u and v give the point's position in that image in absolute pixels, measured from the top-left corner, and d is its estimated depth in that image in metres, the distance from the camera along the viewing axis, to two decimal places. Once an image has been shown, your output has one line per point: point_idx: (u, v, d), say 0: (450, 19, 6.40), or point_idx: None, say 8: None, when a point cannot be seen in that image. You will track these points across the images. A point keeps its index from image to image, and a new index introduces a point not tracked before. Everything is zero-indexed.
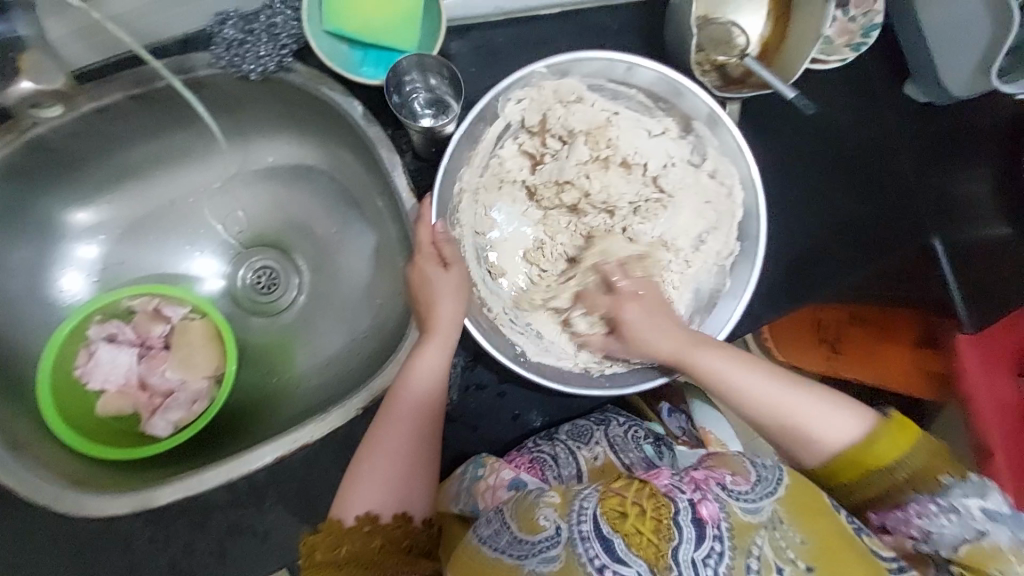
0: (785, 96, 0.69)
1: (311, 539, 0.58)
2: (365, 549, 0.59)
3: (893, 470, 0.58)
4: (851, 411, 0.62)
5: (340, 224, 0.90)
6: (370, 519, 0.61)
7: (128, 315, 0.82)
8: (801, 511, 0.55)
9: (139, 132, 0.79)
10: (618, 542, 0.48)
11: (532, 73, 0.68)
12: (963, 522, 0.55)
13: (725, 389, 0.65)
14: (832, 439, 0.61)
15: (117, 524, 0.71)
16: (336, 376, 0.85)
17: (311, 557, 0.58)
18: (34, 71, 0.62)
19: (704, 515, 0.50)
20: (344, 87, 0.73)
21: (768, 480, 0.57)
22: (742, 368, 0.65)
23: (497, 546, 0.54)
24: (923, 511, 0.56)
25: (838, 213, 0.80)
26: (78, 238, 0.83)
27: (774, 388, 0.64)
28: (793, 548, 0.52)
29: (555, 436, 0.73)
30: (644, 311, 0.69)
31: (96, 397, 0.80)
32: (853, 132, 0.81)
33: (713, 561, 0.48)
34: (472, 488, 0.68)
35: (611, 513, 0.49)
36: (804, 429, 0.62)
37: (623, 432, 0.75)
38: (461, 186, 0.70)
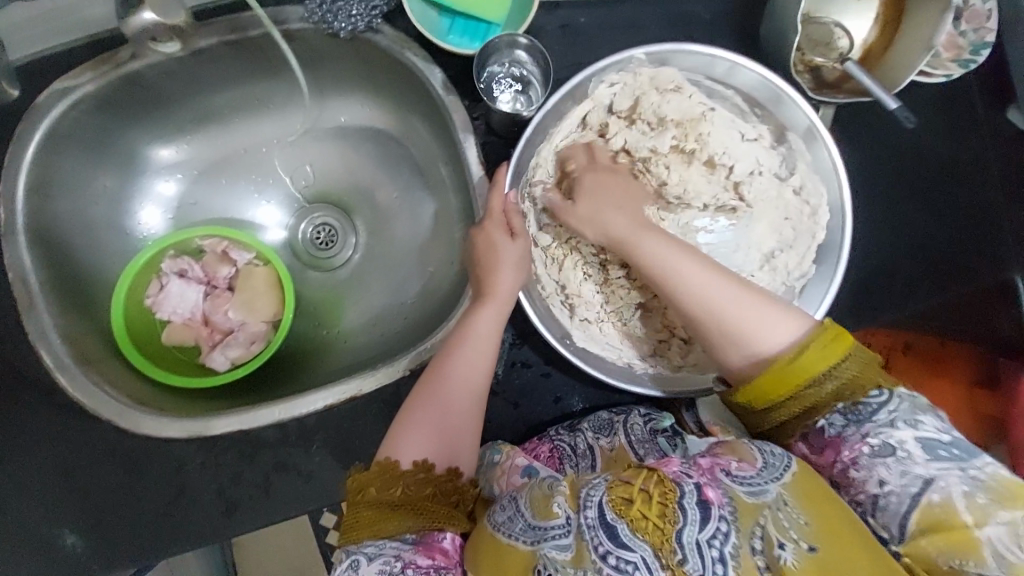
0: (886, 106, 0.66)
1: (362, 475, 0.57)
2: (416, 495, 0.58)
3: (827, 378, 0.57)
4: (792, 314, 0.61)
5: (403, 189, 0.92)
6: (425, 467, 0.59)
7: (197, 254, 0.87)
8: (811, 496, 0.51)
9: (226, 79, 0.82)
10: (622, 528, 0.47)
11: (632, 57, 0.68)
12: (903, 470, 0.53)
13: (652, 274, 0.63)
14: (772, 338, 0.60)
15: (174, 445, 0.76)
16: (384, 336, 0.88)
17: (362, 493, 0.57)
18: (160, 4, 0.66)
19: (710, 497, 0.49)
20: (427, 53, 0.74)
21: (774, 465, 0.53)
22: (679, 255, 0.64)
23: (511, 530, 0.53)
24: (857, 455, 0.55)
25: (916, 235, 0.77)
26: (158, 174, 0.87)
27: (716, 284, 0.62)
28: (796, 528, 0.49)
29: (576, 427, 0.73)
30: (598, 183, 0.68)
31: (163, 326, 0.85)
32: (945, 152, 0.77)
33: (719, 542, 0.47)
34: (489, 472, 0.68)
35: (618, 500, 0.49)
36: (740, 330, 0.60)
37: (643, 424, 0.73)
38: (538, 160, 0.71)
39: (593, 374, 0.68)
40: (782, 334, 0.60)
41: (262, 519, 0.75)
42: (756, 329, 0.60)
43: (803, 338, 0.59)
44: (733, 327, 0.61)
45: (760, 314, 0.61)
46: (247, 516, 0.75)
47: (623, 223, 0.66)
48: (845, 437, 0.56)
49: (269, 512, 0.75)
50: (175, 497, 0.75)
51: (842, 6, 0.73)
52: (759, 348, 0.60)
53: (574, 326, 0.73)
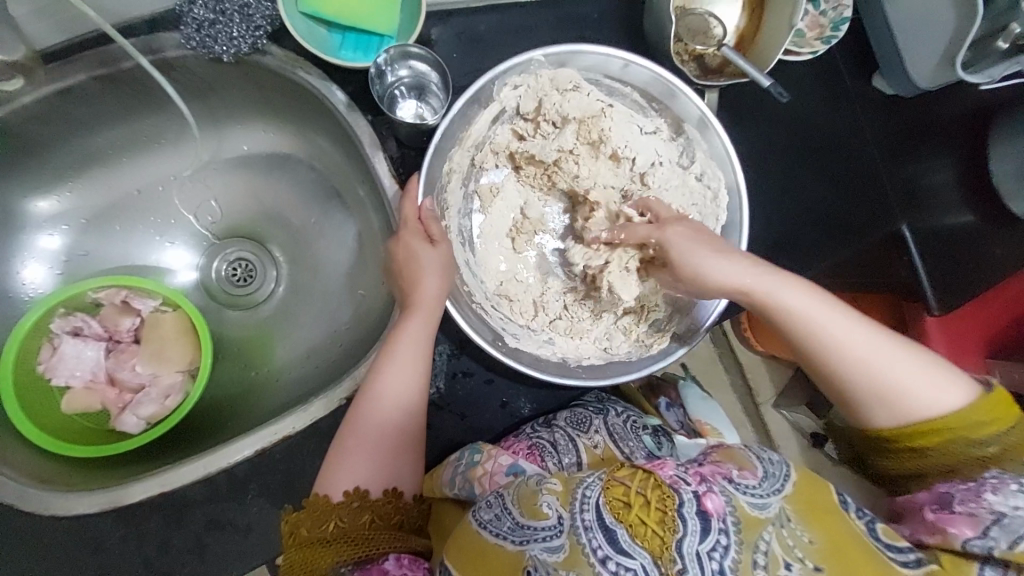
0: (760, 84, 0.71)
1: (293, 517, 0.53)
2: (354, 524, 0.54)
3: (984, 441, 0.56)
4: (946, 376, 0.60)
5: (319, 213, 0.88)
6: (360, 494, 0.56)
7: (93, 308, 0.79)
8: (808, 506, 0.53)
9: (104, 117, 0.76)
10: (621, 533, 0.47)
11: (531, 60, 0.68)
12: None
13: (791, 326, 0.62)
14: (922, 402, 0.59)
15: (88, 523, 0.68)
16: (316, 368, 0.84)
17: (295, 536, 0.52)
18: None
19: (710, 508, 0.48)
20: (322, 70, 0.72)
21: (775, 475, 0.55)
22: (835, 314, 0.62)
23: (497, 530, 0.55)
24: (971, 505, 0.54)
25: (812, 200, 0.82)
26: (39, 228, 0.79)
27: (871, 341, 0.61)
28: (801, 546, 0.50)
29: (553, 423, 0.72)
30: (694, 239, 0.65)
31: (61, 394, 0.76)
32: (826, 122, 0.84)
33: (719, 555, 0.47)
34: (468, 474, 0.66)
35: (615, 503, 0.48)
36: (895, 385, 0.59)
37: (622, 422, 0.75)
38: (451, 166, 0.70)
39: (522, 370, 0.67)
40: (932, 397, 0.59)
41: None
42: (903, 389, 0.59)
43: (959, 403, 0.58)
44: (880, 383, 0.60)
45: (908, 375, 0.60)
46: None
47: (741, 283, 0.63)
48: (987, 479, 0.53)
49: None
50: None
51: None
52: (896, 401, 0.60)
53: (505, 329, 0.72)
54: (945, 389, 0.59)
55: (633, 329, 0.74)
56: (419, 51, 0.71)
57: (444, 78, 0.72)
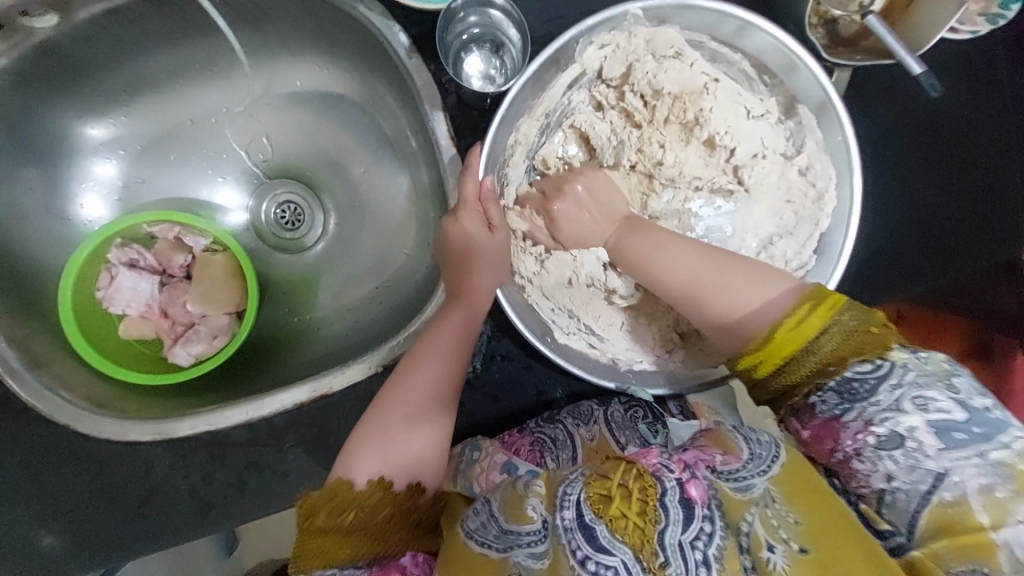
0: (910, 71, 0.57)
1: (311, 497, 0.52)
2: (373, 518, 0.53)
3: (811, 351, 0.49)
4: (771, 288, 0.53)
5: (370, 162, 0.84)
6: (382, 485, 0.54)
7: (149, 241, 0.80)
8: (789, 489, 0.47)
9: (159, 40, 0.72)
10: (600, 530, 0.42)
11: (626, 14, 0.58)
12: (912, 464, 0.44)
13: (640, 269, 0.59)
14: (749, 310, 0.52)
15: (142, 448, 0.73)
16: (358, 324, 0.83)
17: (311, 517, 0.51)
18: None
19: (694, 495, 0.44)
20: (384, 7, 0.64)
21: (762, 457, 0.49)
22: (665, 246, 0.58)
23: (485, 539, 0.51)
24: (861, 447, 0.46)
25: (930, 212, 0.70)
26: (96, 153, 0.78)
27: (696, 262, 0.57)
28: (786, 527, 0.45)
29: (555, 417, 0.69)
30: (590, 182, 0.63)
31: (119, 320, 0.79)
32: (968, 116, 0.70)
33: (702, 544, 0.43)
34: (468, 470, 0.62)
35: (596, 498, 0.43)
36: (717, 296, 0.54)
37: (624, 412, 0.69)
38: (517, 137, 0.64)
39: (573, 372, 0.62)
40: (755, 303, 0.52)
41: (238, 518, 0.73)
42: (716, 300, 0.54)
43: (783, 303, 0.51)
44: (703, 294, 0.55)
45: (727, 287, 0.54)
46: (222, 515, 0.73)
47: (606, 229, 0.62)
48: (844, 423, 0.47)
49: (246, 510, 0.73)
50: (147, 500, 0.73)
51: None
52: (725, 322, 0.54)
53: (554, 322, 0.67)
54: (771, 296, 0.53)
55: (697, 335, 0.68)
56: (501, 2, 0.63)
57: (524, 33, 0.63)
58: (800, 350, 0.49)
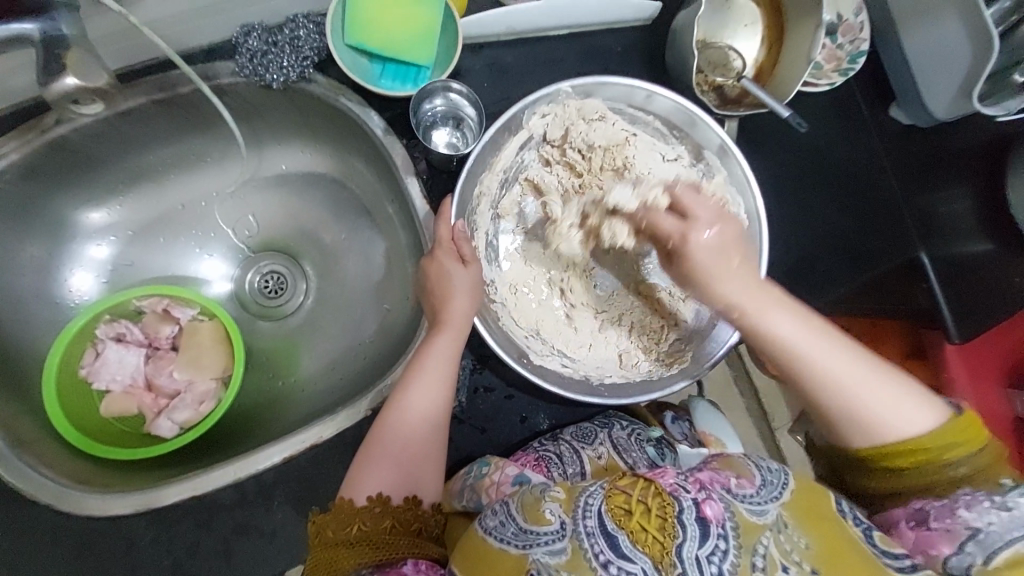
0: (779, 114, 0.74)
1: (320, 517, 0.56)
2: (376, 528, 0.57)
3: (954, 463, 0.56)
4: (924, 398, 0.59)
5: (349, 230, 0.92)
6: (382, 500, 0.59)
7: (137, 316, 0.83)
8: (807, 514, 0.54)
9: (159, 138, 0.81)
10: (622, 539, 0.49)
11: (558, 91, 0.72)
12: (1013, 519, 0.51)
13: (797, 361, 0.59)
14: (903, 425, 0.58)
15: (121, 523, 0.70)
16: (342, 379, 0.86)
17: (321, 535, 0.55)
18: (77, 67, 0.59)
19: (709, 515, 0.50)
20: (362, 97, 0.76)
21: (772, 484, 0.56)
22: (829, 347, 0.59)
23: (502, 535, 0.55)
24: (972, 503, 0.53)
25: (831, 227, 0.85)
26: (88, 239, 0.84)
27: (858, 367, 0.59)
28: (799, 551, 0.51)
29: (559, 436, 0.74)
30: (722, 232, 0.62)
31: (101, 397, 0.80)
32: (842, 150, 0.86)
33: (717, 559, 0.49)
34: (475, 485, 0.68)
35: (617, 511, 0.51)
36: (879, 407, 0.58)
37: (627, 435, 0.75)
38: (481, 189, 0.74)
39: (549, 389, 0.68)
40: (912, 416, 0.58)
41: None
42: (883, 412, 0.58)
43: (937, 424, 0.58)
44: (859, 400, 0.58)
45: (893, 398, 0.59)
46: None
47: (742, 294, 0.61)
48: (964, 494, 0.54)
49: None
50: None
51: (733, 31, 0.81)
52: (885, 434, 0.58)
53: (529, 347, 0.74)
54: (923, 412, 0.58)
55: (654, 348, 0.77)
56: (460, 87, 0.76)
57: (480, 111, 0.77)
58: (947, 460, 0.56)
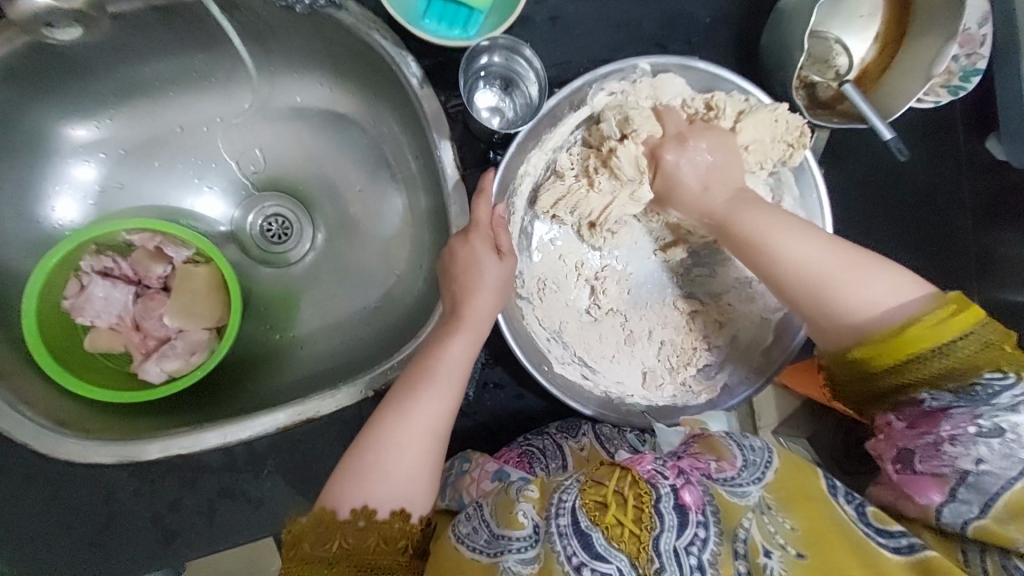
0: (880, 136, 0.63)
1: (297, 526, 0.54)
2: (358, 545, 0.54)
3: (938, 354, 0.50)
4: (905, 283, 0.55)
5: (366, 183, 0.83)
6: (366, 513, 0.54)
7: (125, 249, 0.76)
8: (792, 493, 0.52)
9: (157, 48, 0.70)
10: (596, 537, 0.48)
11: (634, 66, 0.63)
12: (1007, 454, 0.46)
13: (760, 249, 0.59)
14: (881, 314, 0.54)
15: (104, 471, 0.68)
16: (344, 346, 0.81)
17: (297, 546, 0.53)
18: None
19: (687, 501, 0.49)
20: (399, 37, 0.65)
21: (756, 463, 0.55)
22: (793, 234, 0.58)
23: (473, 543, 0.54)
24: (957, 434, 0.48)
25: (896, 262, 0.77)
26: (73, 154, 0.74)
27: (830, 257, 0.57)
28: (783, 534, 0.49)
29: (544, 430, 0.70)
30: (706, 141, 0.61)
31: (85, 332, 0.75)
32: (924, 177, 0.78)
33: (696, 549, 0.48)
34: (457, 482, 0.65)
35: (591, 504, 0.49)
36: (851, 292, 0.55)
37: (612, 428, 0.70)
38: (525, 168, 0.65)
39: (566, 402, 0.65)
40: (887, 302, 0.55)
41: (206, 548, 0.69)
42: (861, 298, 0.55)
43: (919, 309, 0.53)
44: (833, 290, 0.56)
45: (866, 283, 0.56)
46: (190, 546, 0.69)
47: (718, 199, 0.61)
48: (952, 413, 0.49)
49: (216, 540, 0.69)
50: (106, 526, 0.68)
51: (843, 21, 0.69)
52: (859, 323, 0.55)
53: (551, 351, 0.68)
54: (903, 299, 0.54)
55: (681, 370, 0.70)
56: (528, 53, 0.65)
57: (541, 86, 0.65)
58: (927, 350, 0.51)
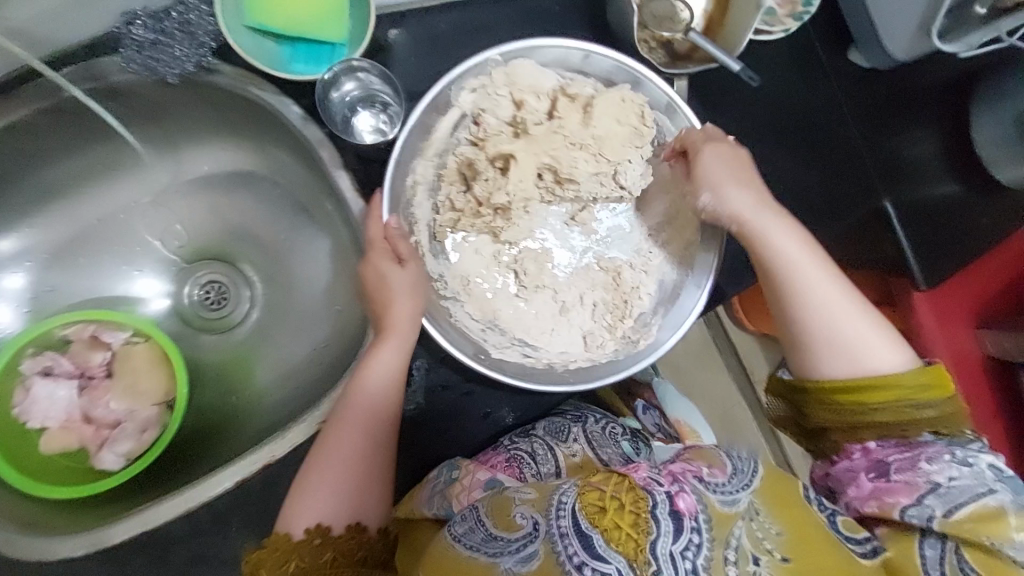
0: (730, 69, 0.68)
1: (257, 555, 0.58)
2: (315, 562, 0.60)
3: (923, 406, 0.61)
4: (897, 349, 0.65)
5: (290, 228, 0.85)
6: (321, 532, 0.61)
7: (63, 346, 0.77)
8: (776, 500, 0.55)
9: (56, 150, 0.73)
10: (596, 539, 0.46)
11: (486, 61, 0.67)
12: (970, 476, 0.57)
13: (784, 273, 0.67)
14: (869, 362, 0.64)
15: (72, 566, 0.67)
16: (300, 387, 0.81)
17: (257, 571, 0.58)
18: None
19: (682, 507, 0.47)
20: (275, 86, 0.69)
21: (744, 471, 0.56)
22: (822, 280, 0.66)
23: (468, 543, 0.56)
24: (933, 456, 0.59)
25: (797, 186, 0.79)
26: (2, 268, 0.77)
27: (840, 299, 0.66)
28: (771, 539, 0.52)
29: (531, 432, 0.72)
30: (721, 154, 0.69)
31: (39, 436, 0.75)
32: (805, 98, 0.81)
33: (692, 554, 0.46)
34: (445, 491, 0.67)
35: (590, 508, 0.47)
36: (843, 343, 0.65)
37: (601, 429, 0.75)
38: (415, 178, 0.69)
39: (506, 381, 0.67)
40: (876, 359, 0.64)
41: None
42: (856, 345, 0.65)
43: (900, 372, 0.63)
44: (836, 331, 0.65)
45: (862, 338, 0.65)
46: None
47: (744, 203, 0.68)
48: (932, 443, 0.60)
49: None
50: None
51: None
52: (851, 367, 0.64)
53: (487, 340, 0.72)
54: (886, 358, 0.64)
55: (618, 326, 0.74)
56: (352, 62, 0.68)
57: (382, 70, 0.70)
58: (909, 397, 0.62)
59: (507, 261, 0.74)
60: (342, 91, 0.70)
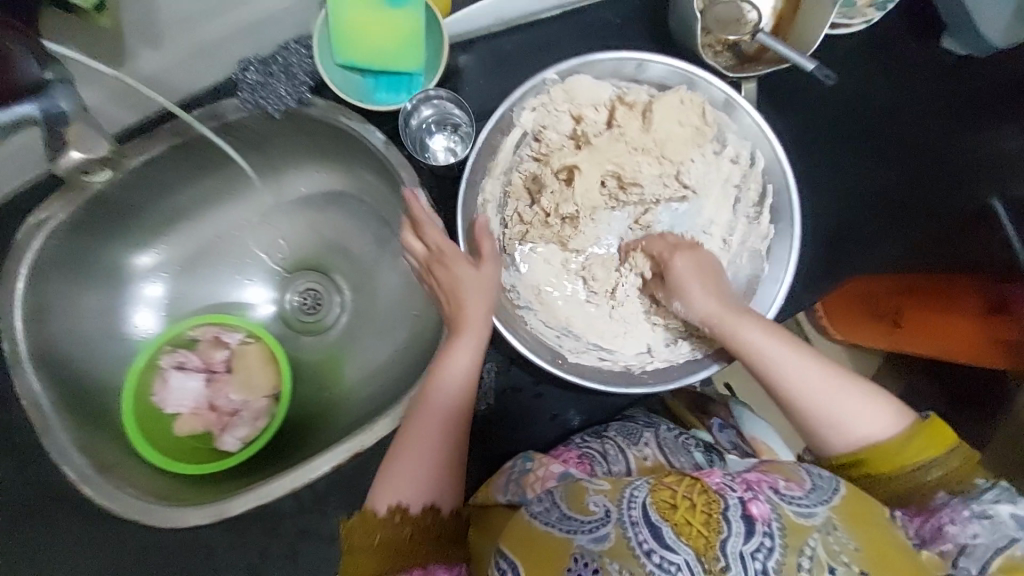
0: (803, 68, 0.67)
1: (350, 524, 0.63)
2: (398, 536, 0.63)
3: (924, 467, 0.61)
4: (891, 410, 0.63)
5: (374, 241, 0.94)
6: (401, 510, 0.64)
7: (191, 344, 0.90)
8: (855, 516, 0.54)
9: (184, 178, 0.86)
10: (666, 530, 0.49)
11: (543, 80, 0.70)
12: (995, 528, 0.54)
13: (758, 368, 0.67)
14: (867, 431, 0.63)
15: (200, 532, 0.79)
16: (385, 384, 0.90)
17: (348, 538, 0.63)
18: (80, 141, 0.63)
19: (754, 513, 0.50)
20: (361, 115, 0.77)
21: (823, 488, 0.56)
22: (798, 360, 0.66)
23: (547, 519, 0.55)
24: (954, 516, 0.57)
25: (878, 186, 0.76)
26: (143, 279, 0.92)
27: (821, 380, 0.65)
28: (847, 552, 0.50)
29: (603, 434, 0.74)
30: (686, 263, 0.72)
31: (173, 419, 0.88)
32: (889, 90, 0.76)
33: (762, 556, 0.48)
34: (520, 479, 0.68)
35: (661, 504, 0.50)
36: (837, 423, 0.63)
37: (673, 438, 0.75)
38: (483, 198, 0.75)
39: (588, 386, 0.70)
40: (873, 428, 0.63)
41: None
42: (852, 417, 0.63)
43: (898, 433, 0.62)
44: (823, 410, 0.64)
45: (853, 407, 0.64)
46: None
47: (708, 304, 0.70)
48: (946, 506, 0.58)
49: None
50: None
51: None
52: (852, 438, 0.63)
53: (563, 345, 0.76)
54: (886, 424, 0.63)
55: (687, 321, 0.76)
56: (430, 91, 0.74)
57: (457, 99, 0.75)
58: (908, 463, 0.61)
59: (574, 269, 0.78)
60: (421, 117, 0.76)
